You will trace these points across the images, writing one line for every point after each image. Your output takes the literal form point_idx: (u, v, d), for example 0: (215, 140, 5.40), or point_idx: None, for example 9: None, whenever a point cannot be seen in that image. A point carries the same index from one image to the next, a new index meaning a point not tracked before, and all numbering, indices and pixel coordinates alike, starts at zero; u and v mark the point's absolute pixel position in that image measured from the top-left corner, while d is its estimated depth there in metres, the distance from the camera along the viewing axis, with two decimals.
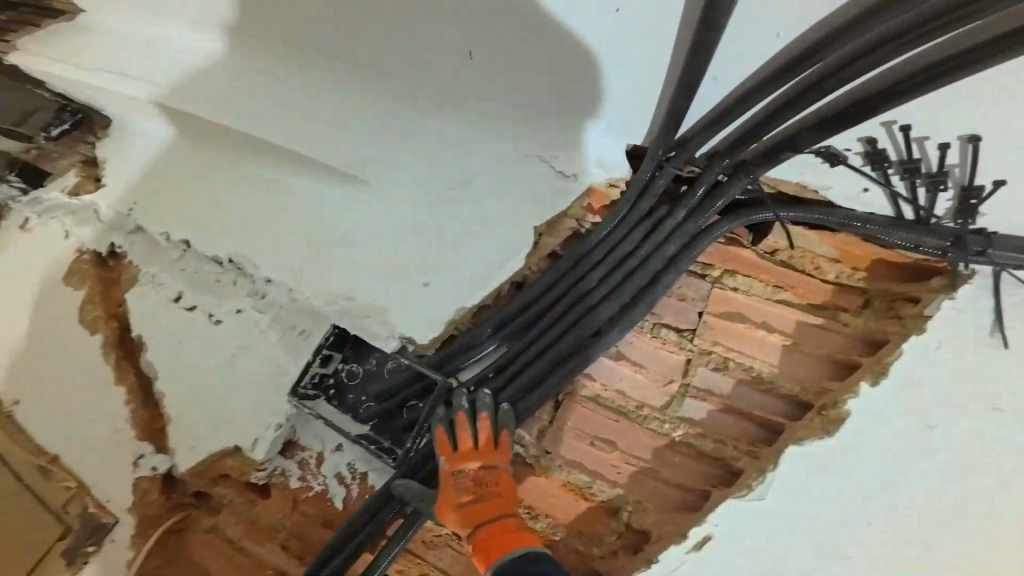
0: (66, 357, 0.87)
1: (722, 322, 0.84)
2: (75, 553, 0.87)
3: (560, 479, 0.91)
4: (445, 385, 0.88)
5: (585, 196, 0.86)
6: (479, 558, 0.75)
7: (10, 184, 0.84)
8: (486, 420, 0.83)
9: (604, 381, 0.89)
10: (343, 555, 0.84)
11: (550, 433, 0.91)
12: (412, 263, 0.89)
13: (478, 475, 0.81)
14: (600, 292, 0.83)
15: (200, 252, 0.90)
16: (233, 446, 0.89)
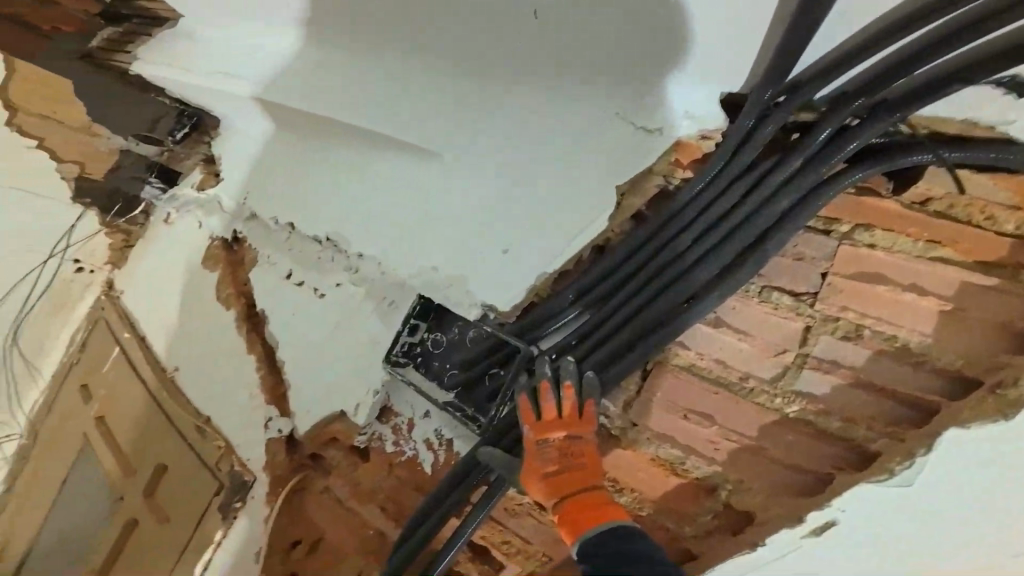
0: (211, 329, 1.03)
1: (853, 284, 0.71)
2: (227, 509, 0.99)
3: (649, 453, 0.87)
4: (527, 353, 0.88)
5: (672, 151, 0.77)
6: (564, 530, 0.73)
7: (153, 185, 1.08)
8: (571, 388, 0.81)
9: (701, 351, 0.81)
10: (435, 516, 0.90)
11: (637, 404, 0.86)
12: (491, 233, 0.91)
13: (562, 445, 0.80)
14: (695, 254, 0.75)
15: (303, 233, 1.01)
16: (340, 411, 0.99)
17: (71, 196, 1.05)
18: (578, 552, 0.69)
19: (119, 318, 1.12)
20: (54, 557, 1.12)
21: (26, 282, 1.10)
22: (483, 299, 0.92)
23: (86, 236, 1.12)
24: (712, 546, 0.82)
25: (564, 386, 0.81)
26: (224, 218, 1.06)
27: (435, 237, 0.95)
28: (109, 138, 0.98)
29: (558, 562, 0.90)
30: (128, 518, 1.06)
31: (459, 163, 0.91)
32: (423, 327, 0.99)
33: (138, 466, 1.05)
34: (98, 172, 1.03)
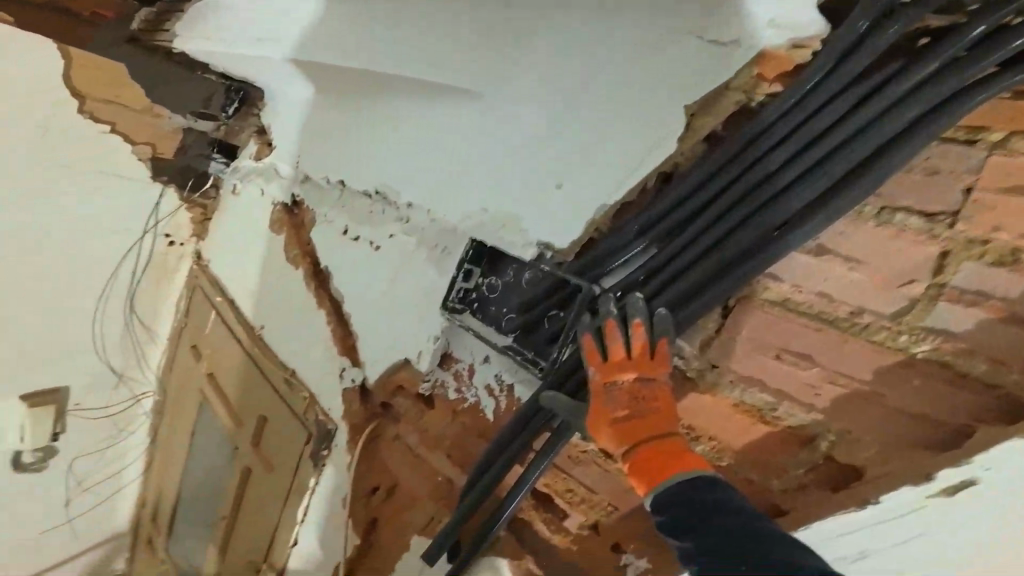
0: (289, 287, 1.12)
1: (1008, 201, 0.56)
2: (318, 456, 1.08)
3: (731, 399, 0.78)
4: (589, 291, 0.84)
5: (755, 64, 0.66)
6: (637, 475, 0.71)
7: (217, 160, 1.28)
8: (640, 326, 0.77)
9: (799, 284, 0.70)
10: (501, 461, 0.90)
11: (714, 346, 0.78)
12: (544, 166, 0.87)
13: (633, 388, 0.76)
14: (787, 178, 0.65)
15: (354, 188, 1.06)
16: (403, 358, 1.02)
17: (151, 173, 1.31)
18: (652, 503, 0.67)
19: (210, 283, 1.28)
20: (199, 498, 1.33)
21: (130, 254, 1.38)
22: (538, 238, 0.90)
23: (169, 211, 1.37)
24: (808, 502, 0.72)
25: (635, 324, 0.77)
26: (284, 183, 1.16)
27: (484, 179, 0.93)
28: (170, 116, 1.22)
29: (625, 513, 0.86)
30: (245, 466, 1.19)
31: (502, 105, 0.88)
32: (478, 272, 0.99)
33: (245, 418, 1.17)
34: (167, 151, 1.28)
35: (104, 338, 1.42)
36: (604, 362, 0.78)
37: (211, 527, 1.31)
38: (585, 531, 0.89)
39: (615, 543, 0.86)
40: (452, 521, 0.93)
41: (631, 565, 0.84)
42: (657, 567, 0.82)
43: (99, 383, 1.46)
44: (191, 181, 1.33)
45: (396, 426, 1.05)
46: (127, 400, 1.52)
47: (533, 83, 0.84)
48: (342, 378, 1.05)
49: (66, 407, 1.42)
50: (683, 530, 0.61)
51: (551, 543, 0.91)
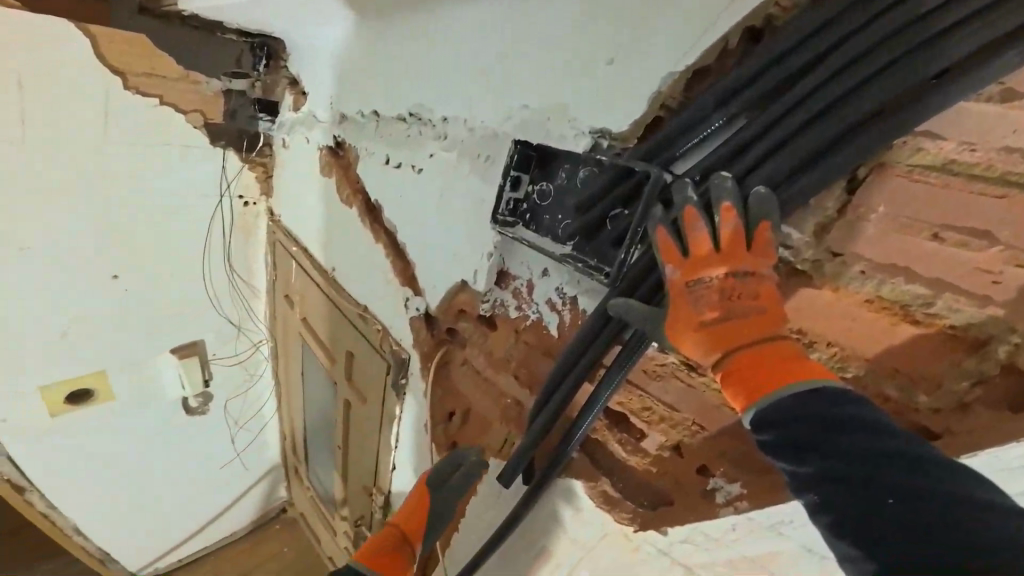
0: (353, 226, 1.17)
1: None
2: (397, 385, 1.12)
3: (860, 295, 0.62)
4: (657, 178, 0.72)
5: None
6: (734, 389, 0.61)
7: (264, 120, 1.47)
8: (730, 211, 0.63)
9: (974, 142, 0.51)
10: (571, 381, 0.82)
11: (838, 227, 0.62)
12: (590, 46, 0.77)
13: (724, 286, 0.64)
14: (954, 13, 0.51)
15: (387, 116, 1.08)
16: (461, 280, 0.98)
17: (209, 139, 1.46)
18: (756, 419, 0.57)
19: (287, 235, 1.41)
20: (318, 429, 1.49)
21: (217, 217, 1.57)
22: (590, 125, 0.80)
23: (235, 172, 1.53)
24: (974, 426, 0.55)
25: (723, 209, 0.64)
26: (325, 127, 1.25)
27: (521, 74, 0.85)
28: (208, 81, 1.38)
29: (715, 432, 0.72)
30: (344, 399, 1.29)
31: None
32: (526, 180, 0.91)
33: (338, 355, 1.26)
34: (216, 115, 1.43)
35: (217, 291, 1.66)
36: (685, 260, 0.66)
37: (332, 455, 1.47)
38: (666, 453, 0.78)
39: (701, 465, 0.74)
40: (525, 445, 0.87)
41: (721, 491, 0.71)
42: (755, 493, 0.68)
43: (224, 334, 1.74)
44: (246, 142, 1.50)
45: (463, 350, 1.03)
46: (249, 348, 1.82)
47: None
48: (407, 308, 1.07)
49: (207, 356, 1.74)
50: (801, 451, 0.51)
51: (629, 465, 0.82)
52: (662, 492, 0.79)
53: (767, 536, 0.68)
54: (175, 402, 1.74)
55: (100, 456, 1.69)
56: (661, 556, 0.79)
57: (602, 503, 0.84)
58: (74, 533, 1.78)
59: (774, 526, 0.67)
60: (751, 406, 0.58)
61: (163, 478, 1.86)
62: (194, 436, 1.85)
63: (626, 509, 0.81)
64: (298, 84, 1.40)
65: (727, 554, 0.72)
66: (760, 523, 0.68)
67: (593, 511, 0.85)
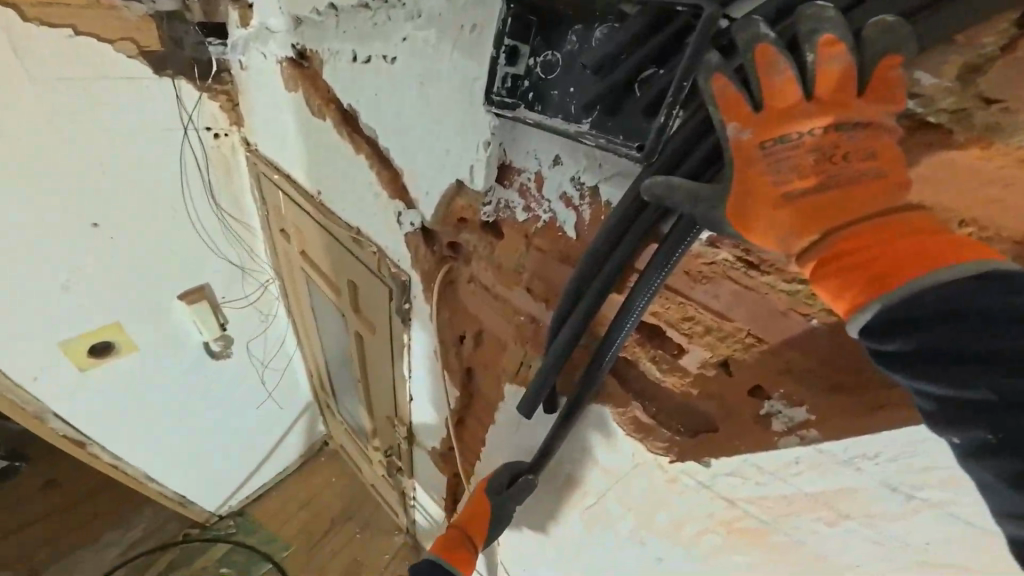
0: (330, 142, 1.02)
1: None
2: (401, 311, 1.02)
3: (1015, 149, 0.41)
4: (712, 15, 0.51)
5: None
6: (840, 282, 0.44)
7: (215, 45, 1.31)
8: (837, 46, 0.44)
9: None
10: (594, 291, 0.67)
11: (1001, 66, 0.40)
12: None
13: (824, 144, 0.46)
14: None
15: (346, 7, 0.87)
16: (457, 180, 0.83)
17: (154, 69, 1.29)
18: (879, 319, 0.40)
19: (268, 164, 1.27)
20: (337, 361, 1.45)
21: (187, 154, 1.44)
22: None
23: (194, 103, 1.39)
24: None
25: (823, 44, 0.45)
26: (281, 38, 1.06)
27: None
28: (126, 5, 1.20)
29: (778, 346, 0.56)
30: (355, 331, 1.21)
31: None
32: (525, 52, 0.71)
33: (341, 285, 1.17)
34: (150, 42, 1.26)
35: (212, 235, 1.60)
36: (758, 115, 0.48)
37: (353, 386, 1.44)
38: (711, 371, 0.63)
39: (755, 385, 0.60)
40: (548, 364, 0.73)
41: (780, 417, 0.58)
42: (824, 417, 0.54)
43: (232, 278, 1.72)
44: (198, 71, 1.35)
45: (468, 267, 0.89)
46: (258, 288, 1.82)
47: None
48: (400, 224, 0.94)
49: (218, 301, 1.72)
50: (945, 366, 0.37)
51: (663, 386, 0.69)
52: (705, 416, 0.66)
53: (842, 471, 0.55)
54: (197, 349, 1.77)
55: (139, 411, 1.78)
56: (702, 490, 0.68)
57: (633, 431, 0.72)
58: (150, 480, 1.98)
59: (853, 459, 0.54)
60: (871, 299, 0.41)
61: (194, 439, 1.98)
62: (222, 382, 1.91)
63: (662, 437, 0.70)
64: None
65: (784, 490, 0.60)
66: (834, 456, 0.55)
67: (624, 440, 0.74)
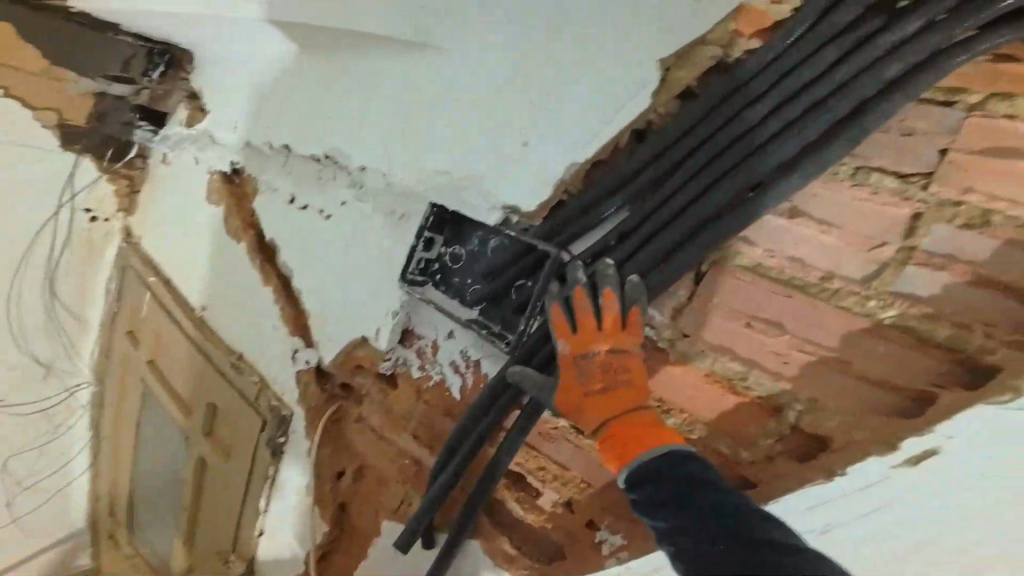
0: (241, 263, 1.12)
1: (980, 162, 0.64)
2: (273, 443, 1.07)
3: (702, 369, 0.86)
4: (556, 258, 0.85)
5: (733, 17, 0.71)
6: (613, 452, 0.75)
7: (147, 128, 1.29)
8: (611, 295, 0.77)
9: (771, 250, 0.77)
10: (472, 443, 0.86)
11: (688, 313, 0.85)
12: (511, 128, 0.85)
13: (606, 360, 0.78)
14: (776, 153, 0.71)
15: (299, 153, 1.05)
16: (361, 336, 0.99)
17: (63, 141, 1.26)
18: (626, 478, 0.71)
19: (144, 263, 1.30)
20: (160, 480, 1.36)
21: (43, 239, 1.36)
22: (501, 202, 0.88)
23: (85, 183, 1.36)
24: (773, 474, 0.81)
25: (605, 294, 0.78)
26: (220, 151, 1.16)
27: (434, 137, 0.91)
28: (75, 80, 1.15)
29: (600, 488, 0.82)
30: (199, 456, 1.20)
31: (455, 53, 0.87)
32: (438, 242, 0.97)
33: (198, 406, 1.18)
34: (77, 118, 1.23)
35: (25, 325, 1.41)
36: (574, 334, 0.80)
37: (174, 517, 1.32)
38: (559, 509, 0.86)
39: (590, 519, 0.83)
40: (428, 504, 0.87)
41: (607, 542, 0.81)
42: (631, 542, 0.79)
43: (24, 383, 1.46)
44: (112, 151, 1.33)
45: (359, 409, 1.03)
46: (60, 395, 1.55)
47: (497, 23, 0.82)
48: (295, 361, 1.04)
49: None
50: (655, 507, 0.66)
51: (526, 522, 0.89)
52: (556, 546, 0.88)
53: None
54: None
55: None
56: None
57: (503, 561, 0.90)
58: None
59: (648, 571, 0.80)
60: (625, 465, 0.72)
61: None
62: None
63: (524, 565, 0.88)
64: (196, 99, 1.21)
65: None
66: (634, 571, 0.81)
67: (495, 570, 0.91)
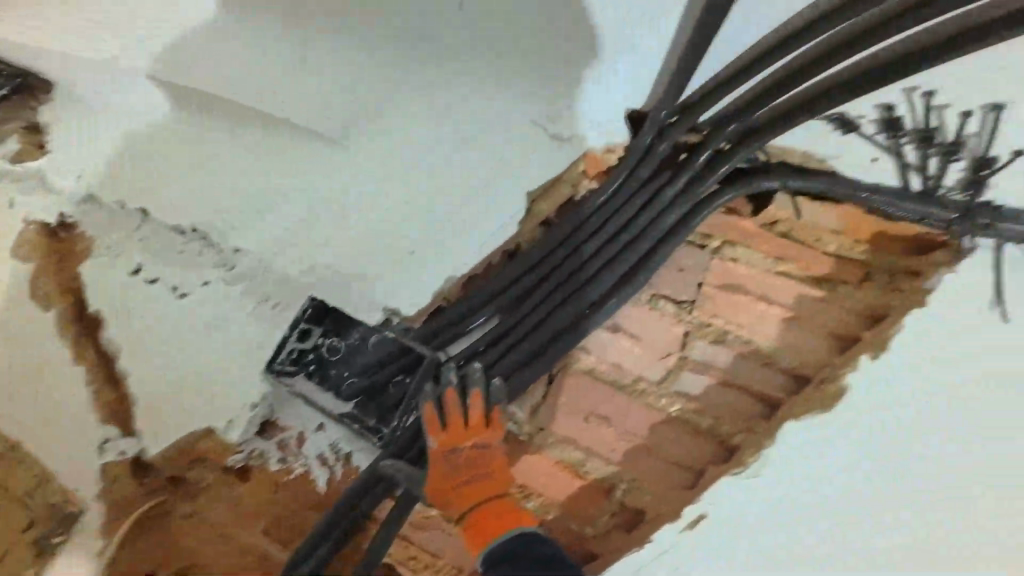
0: (46, 335, 0.97)
1: (722, 295, 0.98)
2: (43, 543, 0.99)
3: (554, 458, 1.05)
4: (433, 359, 0.96)
5: (581, 161, 0.96)
6: (476, 538, 0.81)
7: None
8: (478, 395, 0.89)
9: (601, 356, 1.02)
10: (338, 531, 0.92)
11: (543, 409, 1.04)
12: (400, 232, 0.99)
13: (471, 454, 0.88)
14: (606, 280, 0.93)
15: (160, 222, 0.98)
16: (208, 428, 1.01)
17: None
18: (491, 555, 0.78)
19: None
20: None
21: None
22: (383, 304, 1.00)
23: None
24: (608, 547, 1.05)
25: (473, 393, 0.89)
26: (41, 198, 0.97)
27: (320, 228, 0.99)
28: None
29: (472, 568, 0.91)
30: None
31: (358, 154, 0.97)
32: (317, 332, 1.04)
33: None
34: None
35: None
36: (444, 431, 0.88)
37: None
38: None
39: None
40: None
41: None
42: None
43: None
44: None
45: (192, 502, 1.08)
46: None
47: (391, 141, 0.98)
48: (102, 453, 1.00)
49: None
50: None
51: None
52: None
53: None
54: None
55: None
56: None
57: None
58: None
59: None
60: (485, 550, 0.79)
61: None
62: None
63: None
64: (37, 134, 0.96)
65: None
66: None
67: None
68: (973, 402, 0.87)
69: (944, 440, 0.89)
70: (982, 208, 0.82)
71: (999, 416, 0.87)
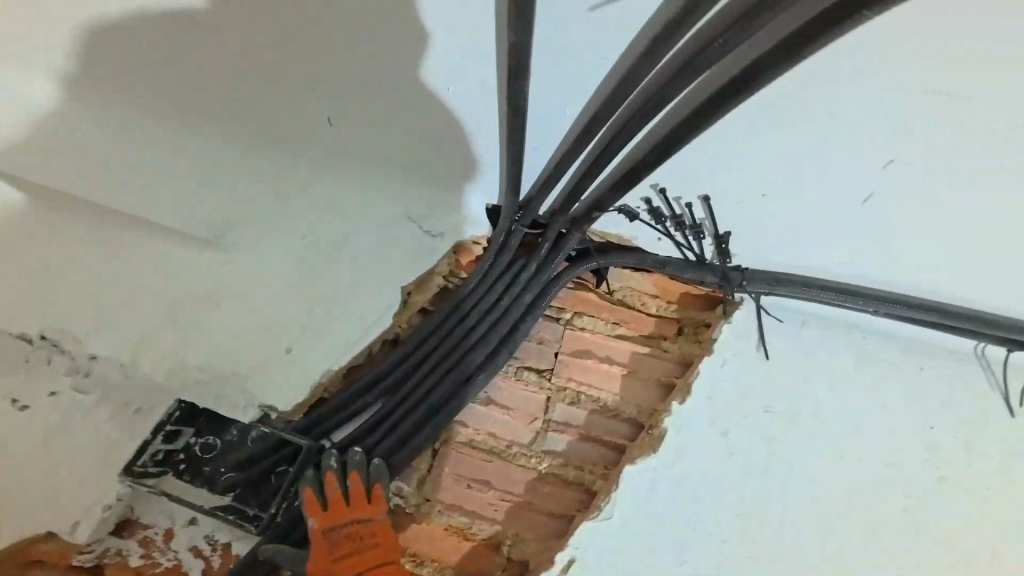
0: None
1: (575, 359, 1.19)
2: None
3: (442, 524, 1.12)
4: (309, 446, 1.07)
5: (451, 253, 1.20)
6: None
7: None
8: (356, 476, 1.00)
9: (476, 425, 1.17)
10: None
11: (431, 479, 1.14)
12: (287, 331, 1.12)
13: (354, 529, 0.96)
14: (481, 351, 1.11)
15: (6, 333, 1.05)
16: (48, 531, 0.96)
17: None
18: None
19: None
20: None
21: None
22: (258, 400, 1.09)
23: None
24: None
25: (353, 474, 1.00)
26: None
27: (200, 327, 1.09)
28: None
29: None
30: None
31: (248, 264, 1.13)
32: (187, 433, 1.06)
33: None
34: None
35: None
36: (324, 511, 0.97)
37: None
38: None
39: None
40: None
41: None
42: None
43: None
44: None
45: None
46: None
47: (277, 256, 1.14)
48: None
49: None
50: None
51: None
52: None
53: None
54: None
55: None
56: None
57: None
58: None
59: None
60: None
61: None
62: None
63: None
64: None
65: None
66: None
67: None
68: (768, 431, 1.07)
69: (756, 469, 1.06)
70: (734, 271, 1.10)
71: (790, 440, 1.07)
